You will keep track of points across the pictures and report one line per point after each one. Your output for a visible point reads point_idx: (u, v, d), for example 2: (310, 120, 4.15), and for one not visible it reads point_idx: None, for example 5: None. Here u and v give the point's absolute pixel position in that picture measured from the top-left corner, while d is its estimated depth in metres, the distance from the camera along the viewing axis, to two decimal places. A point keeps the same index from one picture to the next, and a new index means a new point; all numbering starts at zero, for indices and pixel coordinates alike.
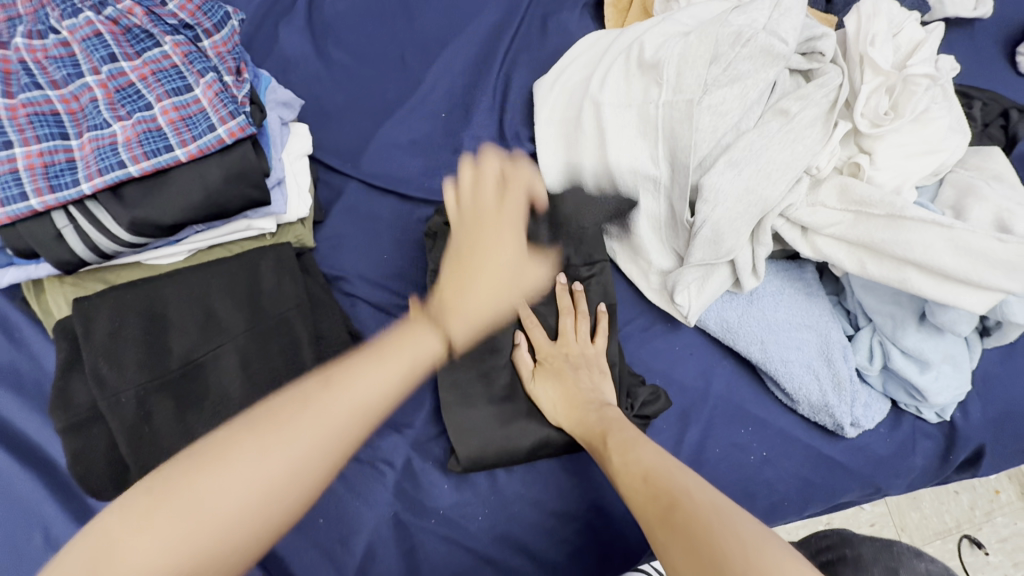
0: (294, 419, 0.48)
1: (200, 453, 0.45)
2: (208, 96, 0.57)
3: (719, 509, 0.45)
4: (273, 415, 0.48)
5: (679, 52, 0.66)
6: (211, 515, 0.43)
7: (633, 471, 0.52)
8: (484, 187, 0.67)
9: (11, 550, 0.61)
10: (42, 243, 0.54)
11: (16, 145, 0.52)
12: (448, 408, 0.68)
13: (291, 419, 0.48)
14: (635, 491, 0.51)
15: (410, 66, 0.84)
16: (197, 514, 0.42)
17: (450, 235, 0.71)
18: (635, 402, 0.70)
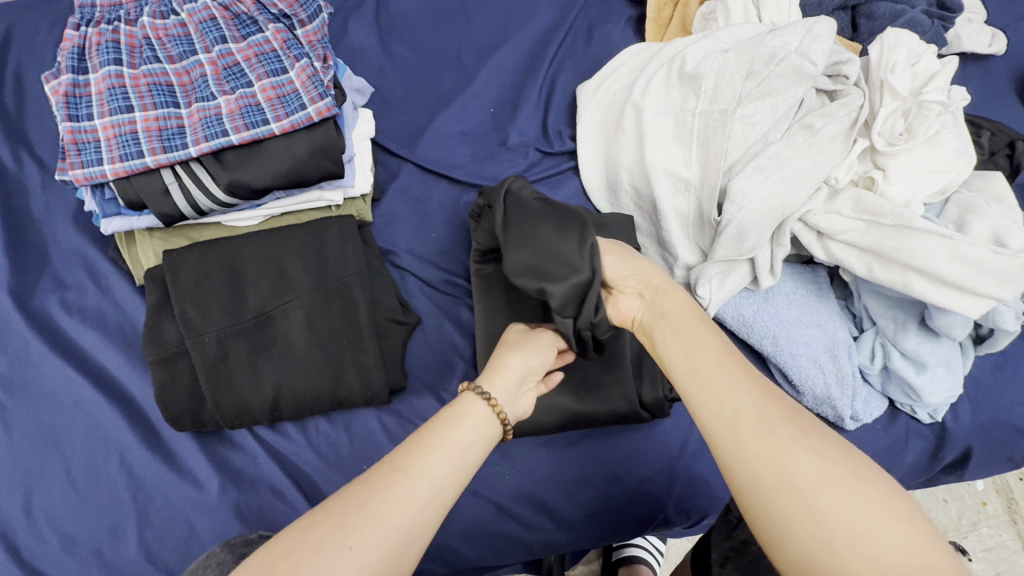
0: (411, 481, 0.46)
1: (335, 506, 0.44)
2: (301, 78, 0.64)
3: (854, 455, 0.45)
4: (387, 469, 0.47)
5: (717, 67, 0.74)
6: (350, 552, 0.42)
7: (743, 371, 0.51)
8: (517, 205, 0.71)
9: (94, 470, 0.69)
10: (150, 196, 0.62)
11: (136, 110, 0.61)
12: None
13: (405, 481, 0.46)
14: (749, 393, 0.49)
15: (465, 63, 0.91)
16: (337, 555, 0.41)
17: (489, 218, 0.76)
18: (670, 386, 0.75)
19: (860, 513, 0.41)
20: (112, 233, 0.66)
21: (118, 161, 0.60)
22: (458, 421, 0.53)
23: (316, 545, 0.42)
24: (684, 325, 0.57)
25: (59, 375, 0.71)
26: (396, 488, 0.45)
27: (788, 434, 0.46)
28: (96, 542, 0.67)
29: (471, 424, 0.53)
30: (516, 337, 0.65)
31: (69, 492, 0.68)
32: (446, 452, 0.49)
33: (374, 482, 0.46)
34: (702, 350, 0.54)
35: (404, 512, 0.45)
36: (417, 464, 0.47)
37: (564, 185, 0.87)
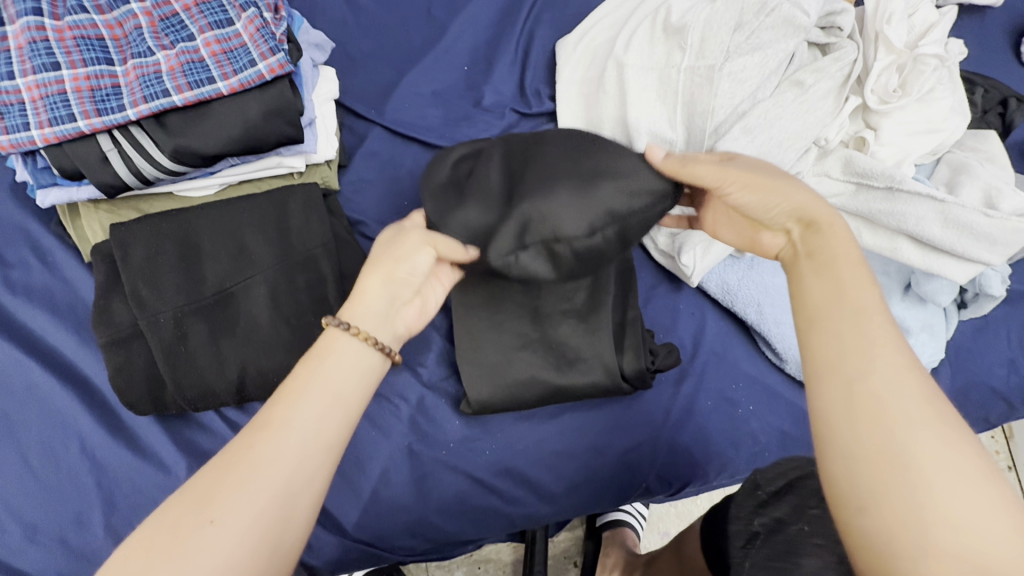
0: (279, 436, 0.44)
1: (202, 479, 0.42)
2: (249, 31, 0.58)
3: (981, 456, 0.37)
4: (255, 431, 0.44)
5: (704, 17, 0.69)
6: (217, 525, 0.40)
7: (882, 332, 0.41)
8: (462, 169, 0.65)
9: (52, 456, 0.66)
10: (86, 164, 0.56)
11: (63, 67, 0.55)
12: (460, 356, 0.72)
13: (274, 437, 0.44)
14: (879, 357, 0.40)
15: (435, 15, 0.85)
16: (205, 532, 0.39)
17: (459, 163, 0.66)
18: (654, 357, 0.74)
19: (963, 511, 0.34)
20: (50, 206, 0.60)
21: (48, 126, 0.54)
22: (324, 358, 0.50)
23: (175, 530, 0.39)
24: (833, 270, 0.45)
25: (7, 360, 0.67)
26: (266, 448, 0.43)
27: (917, 411, 0.38)
28: (61, 530, 0.65)
29: (346, 361, 0.50)
30: (384, 247, 0.58)
31: (27, 481, 0.65)
32: (316, 395, 0.47)
33: (241, 446, 0.43)
34: (852, 295, 0.44)
35: (273, 472, 0.42)
36: (286, 417, 0.45)
37: None
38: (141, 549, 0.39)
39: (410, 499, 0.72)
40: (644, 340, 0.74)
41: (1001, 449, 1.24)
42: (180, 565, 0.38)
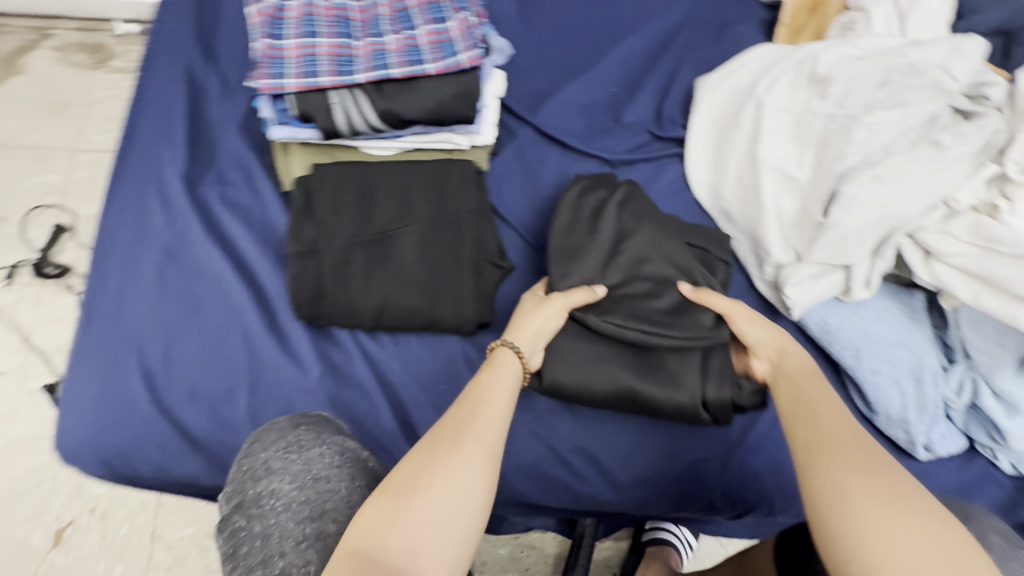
0: (474, 423, 0.61)
1: (413, 463, 0.57)
2: (459, 29, 0.73)
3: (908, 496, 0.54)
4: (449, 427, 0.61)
5: (851, 71, 0.75)
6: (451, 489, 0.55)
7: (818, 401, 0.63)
8: (595, 194, 0.84)
9: (221, 338, 0.80)
10: (316, 111, 0.71)
11: (322, 37, 0.72)
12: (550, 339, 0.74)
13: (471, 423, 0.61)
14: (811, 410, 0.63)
15: (593, 43, 0.98)
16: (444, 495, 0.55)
17: (593, 185, 0.85)
18: (737, 392, 0.73)
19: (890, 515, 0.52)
20: (276, 139, 0.74)
21: (300, 77, 0.70)
22: (499, 367, 0.68)
23: (413, 487, 0.55)
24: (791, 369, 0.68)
25: (207, 255, 0.83)
26: (472, 431, 0.60)
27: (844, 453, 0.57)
28: (214, 398, 0.79)
29: (513, 369, 0.68)
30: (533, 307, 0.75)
31: (199, 353, 0.80)
32: (497, 402, 0.64)
33: (441, 445, 0.58)
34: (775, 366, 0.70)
35: (478, 449, 0.59)
36: (479, 408, 0.63)
37: (667, 169, 0.92)
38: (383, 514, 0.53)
39: None
40: (732, 370, 0.73)
41: None
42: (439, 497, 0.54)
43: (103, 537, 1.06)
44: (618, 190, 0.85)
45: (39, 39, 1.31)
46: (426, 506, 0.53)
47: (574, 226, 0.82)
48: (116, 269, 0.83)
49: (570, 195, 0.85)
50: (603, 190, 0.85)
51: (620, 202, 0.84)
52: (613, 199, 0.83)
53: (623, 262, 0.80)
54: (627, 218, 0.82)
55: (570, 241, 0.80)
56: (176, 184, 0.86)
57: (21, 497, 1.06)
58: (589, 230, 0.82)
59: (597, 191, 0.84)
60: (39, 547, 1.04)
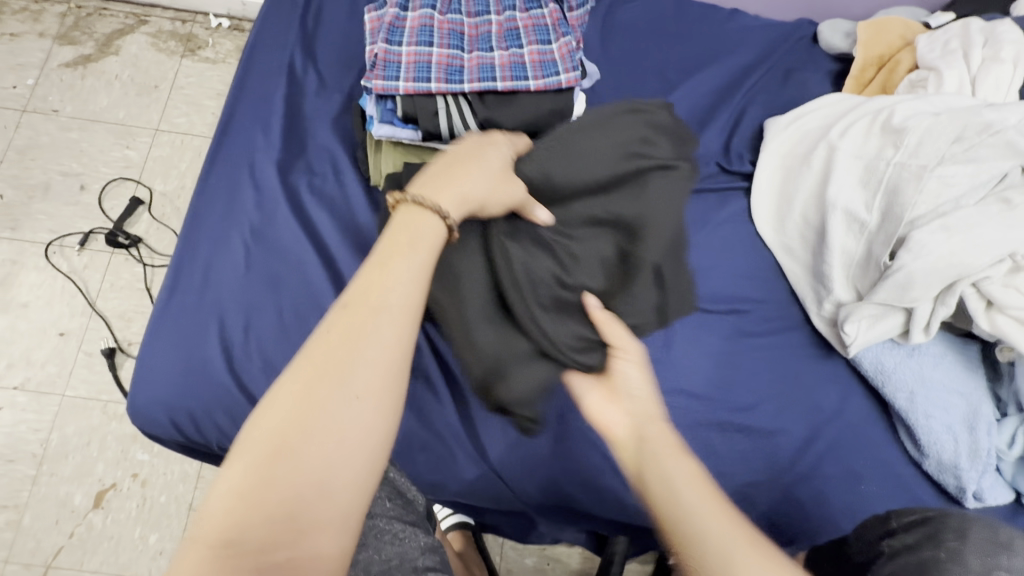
0: (369, 324, 0.49)
1: (304, 379, 0.47)
2: (561, 51, 0.78)
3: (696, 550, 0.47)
4: (346, 322, 0.49)
5: (926, 125, 0.79)
6: (344, 416, 0.46)
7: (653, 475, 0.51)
8: (633, 127, 0.78)
9: (298, 318, 0.84)
10: (422, 114, 0.76)
11: (435, 46, 0.77)
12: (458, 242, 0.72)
13: (368, 322, 0.49)
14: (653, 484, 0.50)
15: (669, 75, 1.03)
16: (338, 420, 0.45)
17: (641, 117, 0.79)
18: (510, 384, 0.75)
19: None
20: (379, 135, 0.77)
21: (410, 82, 0.75)
22: (413, 238, 0.54)
23: (295, 403, 0.45)
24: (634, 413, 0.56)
25: (293, 239, 0.88)
26: (365, 336, 0.48)
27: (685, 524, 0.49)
28: None
29: (424, 234, 0.55)
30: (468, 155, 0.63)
31: (277, 331, 0.84)
32: (400, 287, 0.51)
33: (330, 352, 0.47)
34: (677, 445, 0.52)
35: (371, 358, 0.48)
36: (379, 299, 0.50)
37: (732, 201, 0.96)
38: (268, 439, 0.44)
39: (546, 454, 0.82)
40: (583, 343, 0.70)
41: None
42: (322, 422, 0.45)
43: (141, 504, 1.07)
44: (665, 138, 0.79)
45: (136, 24, 1.39)
46: (311, 428, 0.45)
47: (608, 145, 0.76)
48: (206, 242, 0.88)
49: (628, 110, 0.80)
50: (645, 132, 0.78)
51: (661, 155, 0.77)
52: (653, 147, 0.78)
53: (616, 210, 0.75)
54: (662, 176, 0.76)
55: (579, 158, 0.75)
56: (269, 169, 0.91)
57: (67, 457, 1.08)
58: (614, 157, 0.76)
59: (643, 130, 0.78)
60: (79, 508, 1.06)
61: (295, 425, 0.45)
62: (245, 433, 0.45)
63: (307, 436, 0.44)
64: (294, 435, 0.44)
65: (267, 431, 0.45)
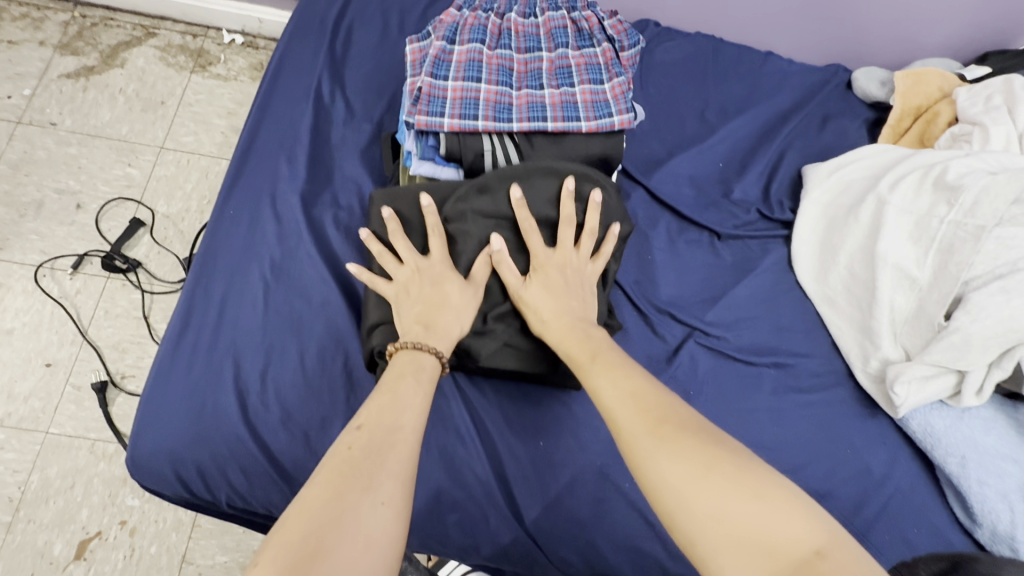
0: (392, 432, 0.55)
1: (323, 491, 0.49)
2: (613, 92, 0.74)
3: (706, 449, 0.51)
4: (359, 450, 0.52)
5: (982, 184, 0.77)
6: (366, 527, 0.47)
7: (621, 389, 0.59)
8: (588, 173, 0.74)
9: (322, 364, 0.78)
10: (468, 154, 0.73)
11: (483, 82, 0.73)
12: None
13: (389, 433, 0.55)
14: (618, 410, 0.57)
15: (707, 117, 1.00)
16: (363, 525, 0.47)
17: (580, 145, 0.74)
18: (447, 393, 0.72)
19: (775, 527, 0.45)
20: (419, 173, 0.75)
21: (456, 118, 0.71)
22: (402, 378, 0.61)
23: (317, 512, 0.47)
24: (598, 362, 0.62)
25: (316, 276, 0.82)
26: (386, 442, 0.54)
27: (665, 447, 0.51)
28: (307, 426, 0.75)
29: (422, 373, 0.62)
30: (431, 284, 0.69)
31: (298, 377, 0.77)
32: (414, 402, 0.59)
33: (354, 465, 0.51)
34: (581, 357, 0.64)
35: (392, 467, 0.52)
36: (395, 404, 0.58)
37: (772, 249, 0.93)
38: (298, 539, 0.45)
39: (584, 517, 0.76)
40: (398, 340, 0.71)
41: None
42: (347, 527, 0.47)
43: (128, 556, 0.98)
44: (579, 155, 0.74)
45: (143, 36, 1.33)
46: (333, 534, 0.46)
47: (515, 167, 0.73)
48: (222, 277, 0.82)
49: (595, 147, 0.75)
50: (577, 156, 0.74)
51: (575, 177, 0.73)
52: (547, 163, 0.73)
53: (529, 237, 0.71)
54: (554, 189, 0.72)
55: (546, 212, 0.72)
56: (292, 201, 0.86)
57: (47, 502, 0.99)
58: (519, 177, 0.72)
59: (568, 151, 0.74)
60: (58, 559, 0.96)
61: (318, 535, 0.46)
62: (272, 534, 0.46)
63: (329, 543, 0.45)
64: (320, 544, 0.45)
65: (297, 530, 0.46)
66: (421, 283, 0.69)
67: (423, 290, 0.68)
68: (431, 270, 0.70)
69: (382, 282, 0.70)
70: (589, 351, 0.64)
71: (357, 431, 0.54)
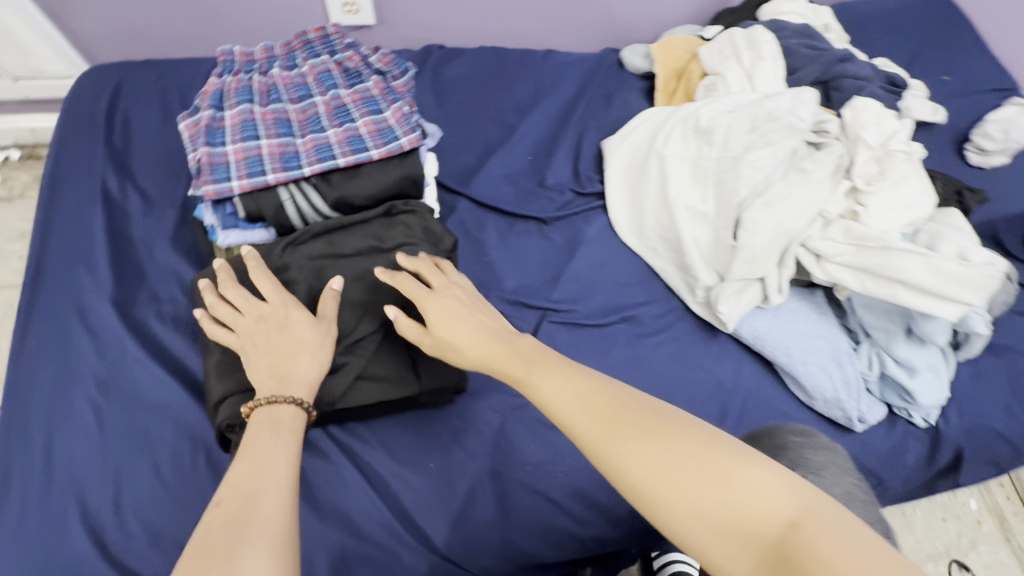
0: (256, 496, 0.50)
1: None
2: (394, 117, 0.79)
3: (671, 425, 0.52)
4: (221, 526, 0.48)
5: (727, 122, 0.93)
6: None
7: (572, 394, 0.57)
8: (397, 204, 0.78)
9: (181, 466, 0.73)
10: (268, 209, 0.74)
11: (263, 138, 0.75)
12: None
13: (254, 499, 0.50)
14: (584, 414, 0.55)
15: (506, 118, 1.09)
16: None
17: (377, 175, 0.77)
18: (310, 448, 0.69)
19: (753, 497, 0.45)
20: (228, 244, 0.75)
21: (244, 179, 0.72)
22: (264, 436, 0.56)
23: None
24: (543, 370, 0.60)
25: (151, 378, 0.77)
26: (252, 510, 0.49)
27: (644, 437, 0.51)
28: (180, 536, 0.70)
29: (280, 428, 0.57)
30: (275, 332, 0.64)
31: (157, 489, 0.72)
32: (279, 458, 0.54)
33: (215, 544, 0.46)
34: (514, 368, 0.61)
35: (263, 527, 0.48)
36: (257, 467, 0.53)
37: (594, 219, 1.03)
38: None
39: (492, 519, 0.78)
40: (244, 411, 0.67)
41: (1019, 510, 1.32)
42: None
43: None
44: (381, 184, 0.77)
45: None
46: None
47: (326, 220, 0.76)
48: (40, 412, 0.74)
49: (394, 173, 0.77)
50: (380, 186, 0.77)
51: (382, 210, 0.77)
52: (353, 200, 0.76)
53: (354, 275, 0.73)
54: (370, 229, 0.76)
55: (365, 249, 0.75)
56: (105, 310, 0.80)
57: None
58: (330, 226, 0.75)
59: (370, 183, 0.77)
60: None
61: None
62: None
63: None
64: None
65: None
66: (264, 332, 0.64)
67: (270, 339, 0.63)
68: (273, 315, 0.65)
69: (223, 335, 0.66)
70: (521, 360, 0.61)
71: (216, 510, 0.49)
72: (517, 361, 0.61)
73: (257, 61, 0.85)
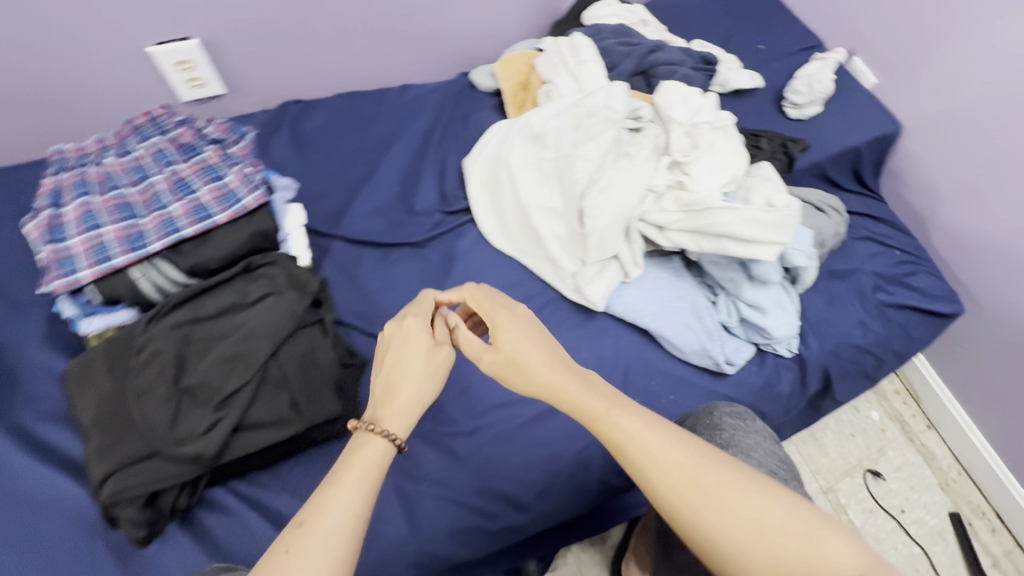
0: (322, 534, 0.52)
1: None
2: (235, 180, 0.86)
3: (748, 482, 0.59)
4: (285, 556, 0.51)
5: (555, 126, 1.02)
6: None
7: (642, 453, 0.60)
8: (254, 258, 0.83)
9: (75, 557, 0.73)
10: (122, 290, 0.77)
11: (107, 225, 0.80)
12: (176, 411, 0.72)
13: (319, 537, 0.52)
14: (648, 472, 0.60)
15: (368, 157, 1.15)
16: None
17: (227, 236, 0.82)
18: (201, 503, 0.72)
19: (836, 557, 0.55)
20: (90, 330, 0.78)
21: (93, 266, 0.76)
22: (352, 466, 0.58)
23: None
24: (602, 425, 0.62)
25: (34, 476, 0.77)
26: (317, 548, 0.51)
27: (712, 497, 0.58)
28: None
29: (370, 465, 0.59)
30: (403, 349, 0.69)
31: None
32: (356, 494, 0.56)
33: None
34: (599, 424, 0.63)
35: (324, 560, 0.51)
36: (342, 506, 0.54)
37: (465, 233, 1.09)
38: None
39: (404, 533, 0.81)
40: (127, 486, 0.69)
41: (916, 411, 1.45)
42: None
43: None
44: (233, 244, 0.83)
45: None
46: None
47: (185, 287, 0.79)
48: None
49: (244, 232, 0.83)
50: (233, 246, 0.82)
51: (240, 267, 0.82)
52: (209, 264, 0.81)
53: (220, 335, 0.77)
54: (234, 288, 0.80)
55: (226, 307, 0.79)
56: None
57: None
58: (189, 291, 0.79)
59: (221, 245, 0.82)
60: None
61: None
62: None
63: None
64: None
65: None
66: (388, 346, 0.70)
67: (389, 356, 0.69)
68: (420, 333, 0.70)
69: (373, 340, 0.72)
70: (591, 418, 0.63)
71: (287, 543, 0.52)
72: (598, 408, 0.63)
73: (89, 156, 0.89)
